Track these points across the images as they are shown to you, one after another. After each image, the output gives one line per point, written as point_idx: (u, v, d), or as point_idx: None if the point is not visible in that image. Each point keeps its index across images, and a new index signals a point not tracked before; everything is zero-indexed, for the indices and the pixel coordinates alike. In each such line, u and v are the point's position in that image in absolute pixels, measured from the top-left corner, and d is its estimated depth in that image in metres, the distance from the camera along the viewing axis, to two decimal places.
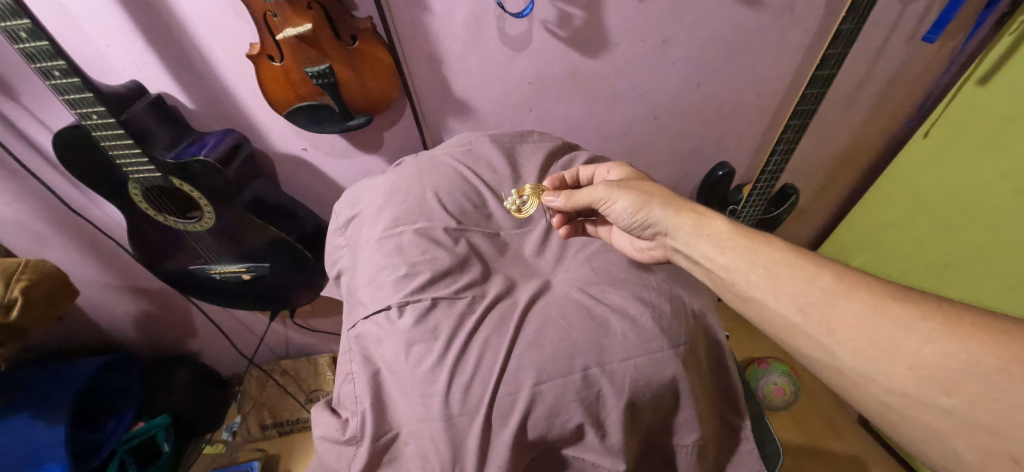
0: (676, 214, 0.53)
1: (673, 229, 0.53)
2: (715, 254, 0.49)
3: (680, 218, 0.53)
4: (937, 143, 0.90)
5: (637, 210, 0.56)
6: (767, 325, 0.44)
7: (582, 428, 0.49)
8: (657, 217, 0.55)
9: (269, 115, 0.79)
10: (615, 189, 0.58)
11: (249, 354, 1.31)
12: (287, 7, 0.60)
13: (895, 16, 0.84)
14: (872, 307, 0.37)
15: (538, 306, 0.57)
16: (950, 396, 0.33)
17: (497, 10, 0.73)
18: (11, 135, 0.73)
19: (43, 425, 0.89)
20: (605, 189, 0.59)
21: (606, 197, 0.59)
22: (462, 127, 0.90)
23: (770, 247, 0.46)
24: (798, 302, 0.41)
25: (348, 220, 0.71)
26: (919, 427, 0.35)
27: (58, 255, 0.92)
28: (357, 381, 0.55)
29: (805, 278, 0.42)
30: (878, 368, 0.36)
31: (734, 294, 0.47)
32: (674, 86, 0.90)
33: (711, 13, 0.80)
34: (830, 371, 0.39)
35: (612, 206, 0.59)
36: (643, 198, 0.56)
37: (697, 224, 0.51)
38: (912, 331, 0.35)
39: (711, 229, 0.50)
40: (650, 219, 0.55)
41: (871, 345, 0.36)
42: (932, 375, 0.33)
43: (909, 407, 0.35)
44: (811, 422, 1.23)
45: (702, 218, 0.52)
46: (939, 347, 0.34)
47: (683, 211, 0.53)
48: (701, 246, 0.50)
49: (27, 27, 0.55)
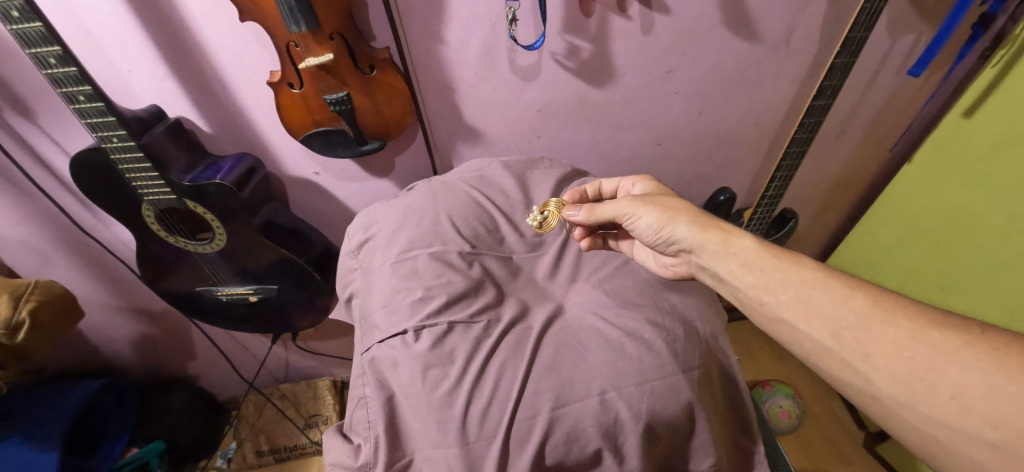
0: (702, 232, 0.53)
1: (698, 247, 0.54)
2: (742, 274, 0.50)
3: (705, 236, 0.53)
4: (930, 171, 0.93)
5: (661, 226, 0.56)
6: (797, 347, 0.45)
7: (600, 453, 0.49)
8: (682, 234, 0.55)
9: (284, 139, 0.80)
10: (640, 204, 0.58)
11: (249, 377, 1.28)
12: (310, 38, 0.61)
13: (884, 51, 0.88)
14: (910, 332, 0.38)
15: (553, 330, 0.58)
16: (996, 429, 0.32)
17: (509, 43, 0.76)
18: (27, 156, 0.74)
19: (34, 449, 0.87)
20: (629, 203, 0.59)
21: (630, 212, 0.59)
22: (471, 152, 0.92)
23: (800, 266, 0.47)
24: (831, 326, 0.42)
25: (360, 244, 0.72)
26: (964, 461, 0.35)
27: (63, 276, 0.91)
28: (371, 406, 0.54)
29: (837, 300, 0.42)
30: (917, 396, 0.36)
31: (762, 313, 0.48)
32: (677, 115, 0.93)
33: (712, 47, 0.83)
34: (866, 398, 0.40)
35: (635, 221, 0.59)
36: (668, 214, 0.56)
37: (723, 242, 0.52)
38: (954, 359, 0.35)
39: (737, 247, 0.51)
40: (675, 236, 0.55)
41: (910, 374, 0.37)
42: (974, 405, 0.33)
43: (953, 440, 0.35)
44: (816, 447, 1.23)
45: (728, 236, 0.52)
46: (981, 377, 0.34)
47: (708, 228, 0.53)
48: (727, 265, 0.51)
49: (57, 53, 0.56)
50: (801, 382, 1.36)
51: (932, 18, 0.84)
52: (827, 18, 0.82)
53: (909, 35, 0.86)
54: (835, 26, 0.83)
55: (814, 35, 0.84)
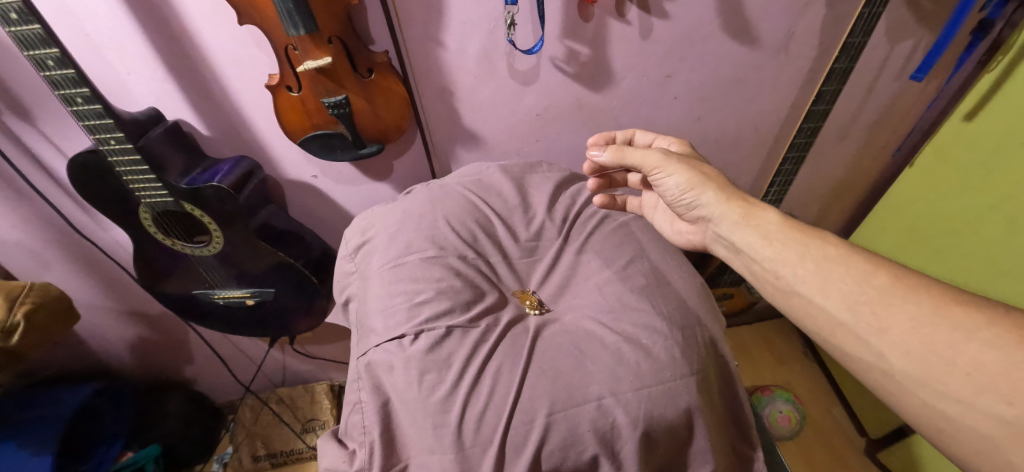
0: (728, 201, 0.53)
1: (718, 216, 0.53)
2: (761, 246, 0.50)
3: (729, 206, 0.53)
4: (927, 173, 0.94)
5: (689, 187, 0.55)
6: (807, 322, 0.46)
7: (597, 459, 0.49)
8: (708, 200, 0.54)
9: (282, 142, 0.80)
10: (672, 160, 0.56)
11: (246, 382, 1.28)
12: (309, 41, 0.61)
13: (882, 56, 0.88)
14: (930, 309, 0.39)
15: (548, 335, 0.57)
16: (1009, 405, 0.34)
17: (508, 47, 0.76)
18: (25, 158, 0.74)
19: (29, 455, 0.86)
20: (661, 157, 0.57)
21: (660, 165, 0.57)
22: (470, 156, 0.91)
23: (824, 242, 0.47)
24: (847, 300, 0.42)
25: (358, 247, 0.71)
26: (971, 435, 0.36)
27: (60, 279, 0.91)
28: (365, 411, 0.54)
29: (859, 276, 0.43)
30: (932, 372, 0.37)
31: (776, 288, 0.48)
32: (675, 120, 0.93)
33: (711, 52, 0.83)
34: (874, 373, 0.41)
35: (663, 177, 0.57)
36: (699, 177, 0.55)
37: (745, 213, 0.52)
38: (973, 337, 0.36)
39: (761, 219, 0.51)
40: (700, 201, 0.55)
41: (926, 349, 0.38)
42: (991, 382, 0.35)
43: (963, 415, 0.36)
44: (814, 453, 1.23)
45: (753, 208, 0.52)
46: (1001, 354, 0.35)
47: (734, 199, 0.53)
48: (746, 236, 0.51)
49: (55, 55, 0.56)
50: (801, 388, 1.36)
51: (930, 24, 0.84)
52: (825, 24, 0.82)
53: (907, 41, 0.86)
54: (833, 32, 0.83)
55: (812, 40, 0.84)
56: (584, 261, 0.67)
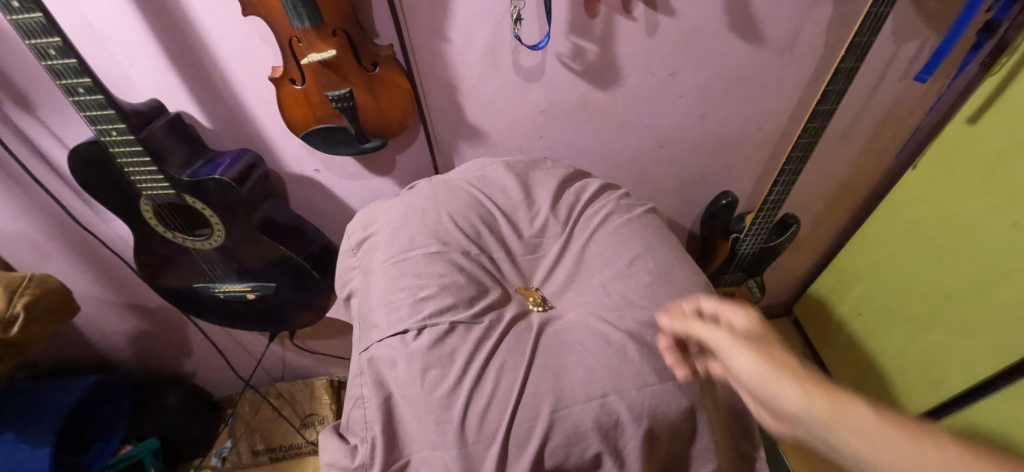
0: (804, 395, 0.37)
1: (795, 414, 0.37)
2: (859, 456, 0.33)
3: (808, 403, 0.36)
4: (930, 175, 0.94)
5: (761, 381, 0.39)
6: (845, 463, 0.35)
7: (600, 457, 0.49)
8: (780, 397, 0.38)
9: (285, 135, 0.80)
10: (739, 345, 0.42)
11: (245, 376, 1.28)
12: (313, 33, 0.61)
13: (888, 57, 0.87)
14: None
15: (551, 332, 0.57)
16: None
17: (513, 42, 0.75)
18: (26, 149, 0.73)
19: (27, 448, 0.85)
20: (729, 337, 0.43)
21: (725, 349, 0.43)
22: (473, 152, 0.91)
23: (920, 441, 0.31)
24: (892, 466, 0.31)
25: (361, 242, 0.71)
26: None
27: (59, 270, 0.91)
28: (368, 406, 0.53)
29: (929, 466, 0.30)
30: None
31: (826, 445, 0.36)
32: (679, 118, 0.93)
33: (716, 50, 0.83)
34: None
35: (727, 361, 0.43)
36: (773, 365, 0.39)
37: (833, 409, 0.35)
38: None
39: (853, 421, 0.34)
40: (769, 398, 0.39)
41: None
42: None
43: None
44: (813, 452, 1.24)
45: (840, 403, 0.35)
46: None
47: (814, 391, 0.36)
48: (836, 439, 0.34)
49: (57, 45, 0.55)
50: None
51: (937, 24, 0.83)
52: (832, 23, 0.82)
53: (914, 41, 0.85)
54: (840, 32, 0.83)
55: (818, 40, 0.84)
56: (588, 258, 0.67)
